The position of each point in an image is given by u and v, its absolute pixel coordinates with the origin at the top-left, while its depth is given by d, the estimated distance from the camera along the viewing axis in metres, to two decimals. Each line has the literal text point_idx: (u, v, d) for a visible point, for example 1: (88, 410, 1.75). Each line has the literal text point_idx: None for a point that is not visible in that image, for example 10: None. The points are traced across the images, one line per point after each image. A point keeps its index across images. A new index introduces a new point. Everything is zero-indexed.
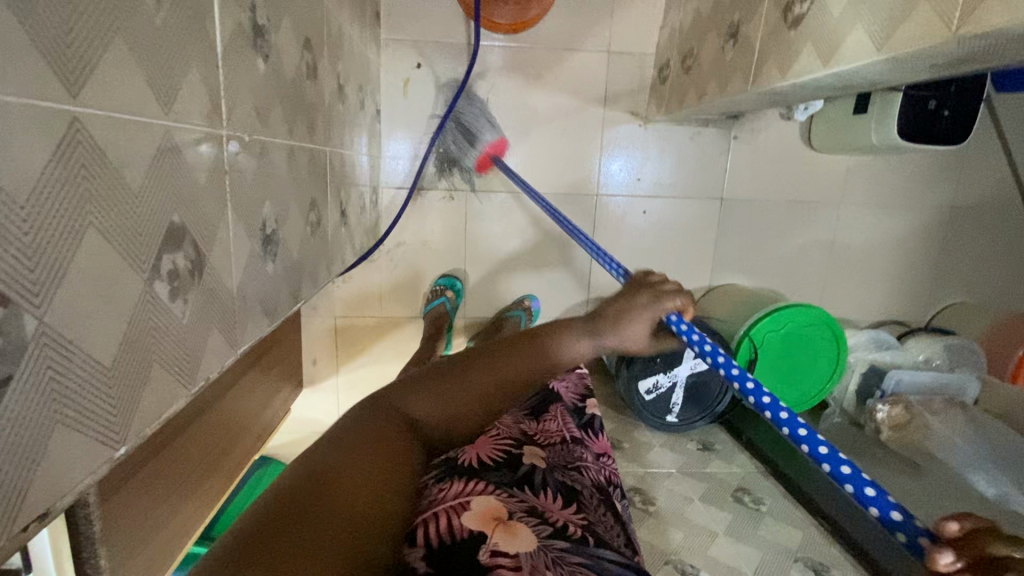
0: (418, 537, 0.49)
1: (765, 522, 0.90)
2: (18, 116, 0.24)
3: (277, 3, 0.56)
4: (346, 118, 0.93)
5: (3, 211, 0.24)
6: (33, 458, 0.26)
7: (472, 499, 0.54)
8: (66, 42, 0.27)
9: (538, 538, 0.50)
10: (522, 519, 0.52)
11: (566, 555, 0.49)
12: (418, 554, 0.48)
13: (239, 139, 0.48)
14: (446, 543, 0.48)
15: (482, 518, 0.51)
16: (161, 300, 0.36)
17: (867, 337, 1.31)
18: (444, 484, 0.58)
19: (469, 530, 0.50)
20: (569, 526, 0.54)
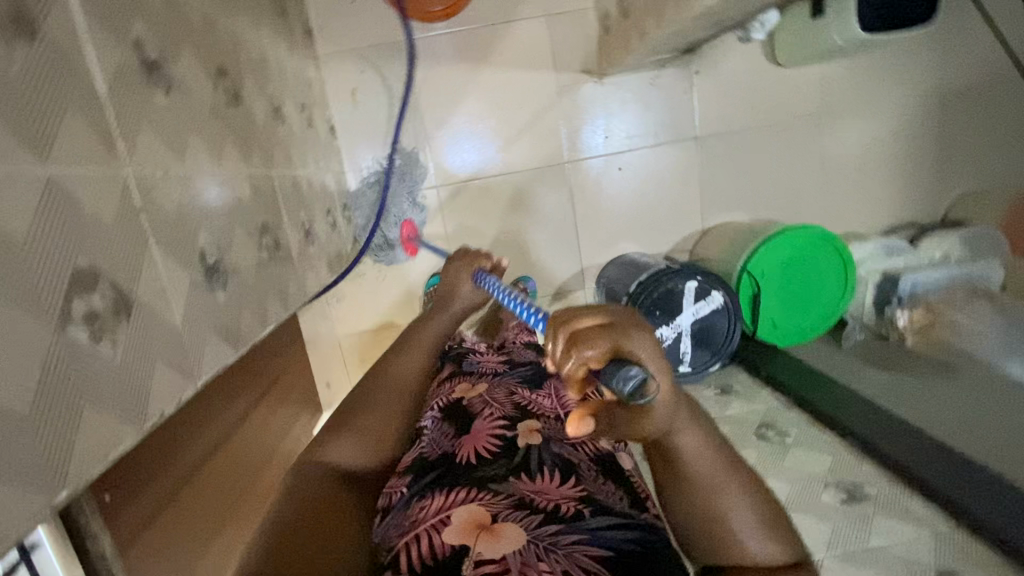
0: (403, 561, 0.55)
1: (793, 452, 0.87)
2: None
3: (172, 36, 0.56)
4: (293, 139, 0.93)
5: None
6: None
7: (452, 513, 0.59)
8: None
9: (522, 535, 0.54)
10: (508, 519, 0.56)
11: (558, 539, 0.54)
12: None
13: (151, 176, 0.48)
14: (430, 566, 0.54)
15: (463, 531, 0.56)
16: (79, 343, 0.37)
17: (876, 246, 1.26)
18: (427, 501, 0.62)
19: (451, 548, 0.55)
20: (560, 507, 0.59)
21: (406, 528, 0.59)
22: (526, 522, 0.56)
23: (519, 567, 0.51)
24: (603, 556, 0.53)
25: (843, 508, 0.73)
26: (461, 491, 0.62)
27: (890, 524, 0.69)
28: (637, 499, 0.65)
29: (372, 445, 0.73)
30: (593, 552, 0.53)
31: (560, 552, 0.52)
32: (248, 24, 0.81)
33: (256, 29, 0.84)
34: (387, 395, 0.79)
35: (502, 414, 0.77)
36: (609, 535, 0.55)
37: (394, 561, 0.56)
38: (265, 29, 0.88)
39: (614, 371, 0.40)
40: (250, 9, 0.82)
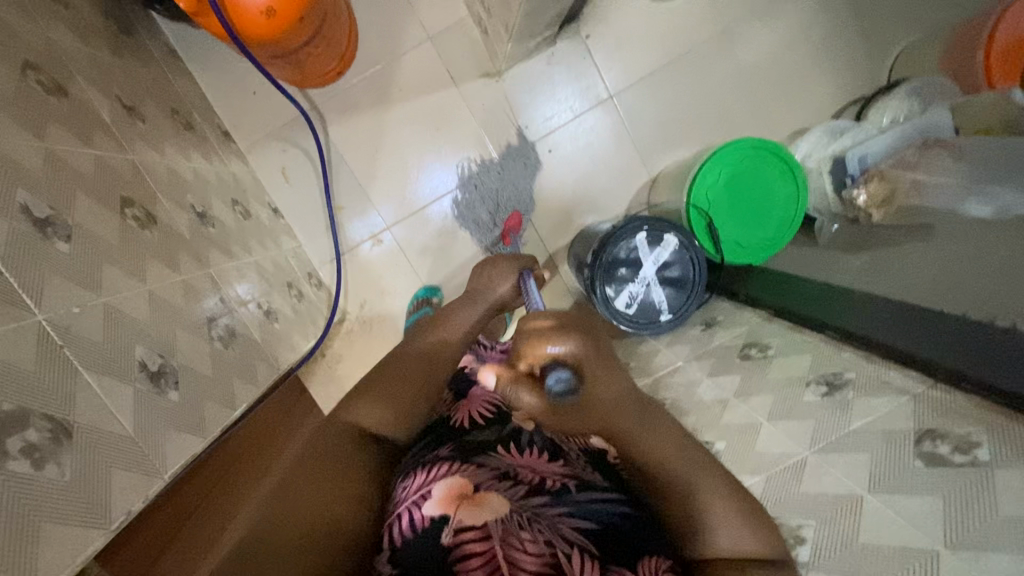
0: (391, 538, 0.55)
1: (774, 363, 0.86)
2: None
3: (60, 188, 0.63)
4: (229, 235, 1.00)
5: None
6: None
7: (433, 486, 0.57)
8: None
9: (509, 503, 0.55)
10: (492, 488, 0.57)
11: (543, 511, 0.56)
12: (386, 556, 0.54)
13: (66, 315, 0.55)
14: (413, 540, 0.53)
15: (445, 501, 0.55)
16: (23, 474, 0.43)
17: (817, 133, 1.25)
18: (410, 479, 0.61)
19: (433, 519, 0.54)
20: (547, 481, 0.60)
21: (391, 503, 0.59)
22: (511, 492, 0.57)
23: (501, 535, 0.51)
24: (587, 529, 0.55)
25: (821, 401, 0.72)
26: (442, 463, 0.61)
27: (867, 400, 0.68)
28: (620, 481, 0.67)
29: (398, 408, 0.70)
30: (577, 525, 0.55)
31: (543, 523, 0.54)
32: (148, 150, 0.88)
33: (158, 151, 0.91)
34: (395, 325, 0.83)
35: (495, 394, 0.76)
36: (592, 509, 0.58)
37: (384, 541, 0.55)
38: (170, 148, 0.96)
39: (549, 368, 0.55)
40: (149, 137, 0.90)
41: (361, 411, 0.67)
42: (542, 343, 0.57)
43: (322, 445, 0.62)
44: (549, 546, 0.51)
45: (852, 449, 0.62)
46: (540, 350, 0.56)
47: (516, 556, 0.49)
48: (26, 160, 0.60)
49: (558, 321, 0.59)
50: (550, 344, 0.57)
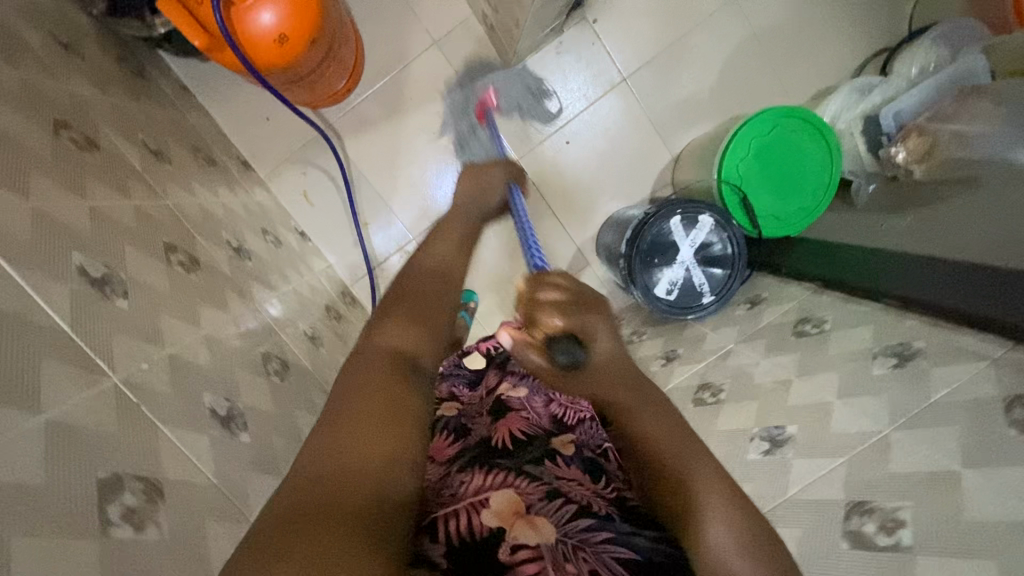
0: (439, 531, 0.51)
1: (834, 337, 0.84)
2: None
3: (109, 244, 0.63)
4: (265, 265, 1.00)
5: None
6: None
7: (490, 494, 0.53)
8: None
9: (560, 526, 0.51)
10: (546, 507, 0.52)
11: (596, 537, 0.50)
12: (440, 549, 0.50)
13: (136, 372, 0.55)
14: (469, 544, 0.50)
15: (503, 514, 0.51)
16: (127, 539, 0.43)
17: (846, 94, 1.21)
18: (465, 475, 0.57)
19: (488, 527, 0.50)
20: (598, 505, 0.55)
21: (440, 498, 0.55)
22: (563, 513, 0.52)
23: (554, 562, 0.48)
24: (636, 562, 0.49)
25: (893, 373, 0.70)
26: (500, 471, 0.57)
27: (945, 369, 0.65)
28: None
29: (428, 331, 0.54)
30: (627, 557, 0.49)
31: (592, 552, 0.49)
32: (179, 190, 0.88)
33: (188, 190, 0.91)
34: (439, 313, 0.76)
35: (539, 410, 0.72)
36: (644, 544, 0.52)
37: (430, 529, 0.52)
38: (198, 185, 0.96)
39: (559, 347, 0.54)
40: (177, 178, 0.90)
41: (394, 334, 0.52)
42: (552, 315, 0.54)
43: (351, 376, 0.47)
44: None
45: (938, 422, 0.60)
46: (548, 321, 0.55)
47: None
48: (74, 221, 0.60)
49: (572, 294, 0.57)
50: (561, 317, 0.55)
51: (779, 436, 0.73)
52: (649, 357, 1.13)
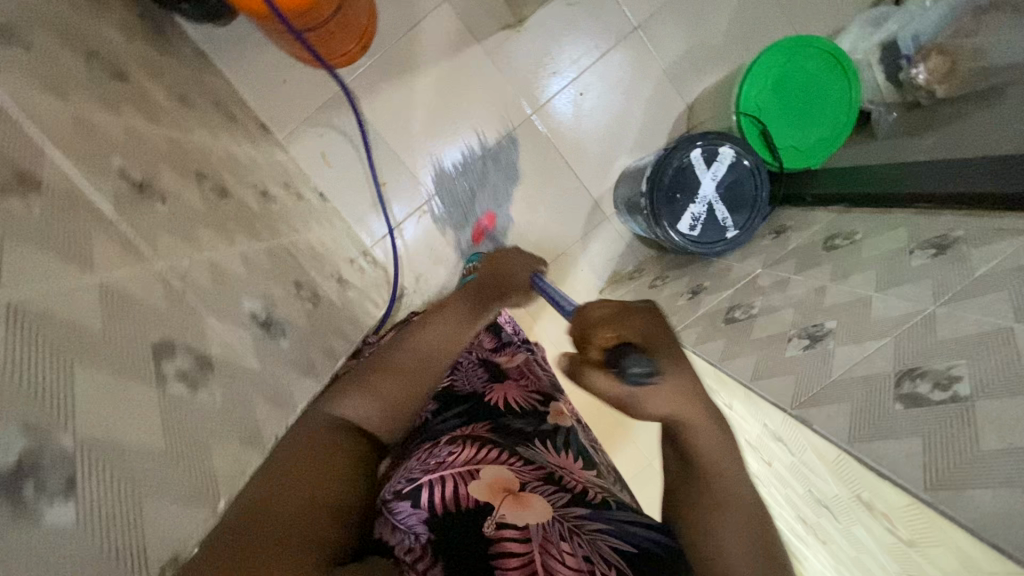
0: (426, 501, 0.57)
1: (866, 244, 0.83)
2: None
3: (145, 158, 0.64)
4: (290, 213, 1.02)
5: (7, 380, 0.31)
6: (139, 525, 0.35)
7: (483, 469, 0.60)
8: None
9: (551, 505, 0.57)
10: (536, 489, 0.59)
11: (583, 522, 0.56)
12: (423, 518, 0.56)
13: (178, 264, 0.55)
14: (454, 513, 0.56)
15: (491, 487, 0.58)
16: (182, 395, 0.44)
17: (861, 24, 1.20)
18: (455, 447, 0.64)
19: (477, 501, 0.57)
20: (588, 492, 0.62)
21: (431, 465, 0.61)
22: (554, 497, 0.59)
23: (541, 540, 0.53)
24: (625, 549, 0.55)
25: (932, 262, 0.69)
26: (491, 448, 0.64)
27: (987, 248, 0.64)
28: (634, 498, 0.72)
29: (385, 408, 0.63)
30: (616, 545, 0.55)
31: (584, 536, 0.55)
32: (207, 134, 0.89)
33: (215, 136, 0.93)
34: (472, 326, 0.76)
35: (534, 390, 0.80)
36: (630, 531, 0.57)
37: (414, 494, 0.58)
38: (223, 135, 0.97)
39: (627, 358, 0.53)
40: (203, 123, 0.92)
41: (352, 407, 0.61)
42: (613, 331, 0.58)
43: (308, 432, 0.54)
44: (585, 564, 0.52)
45: (987, 292, 0.59)
46: (608, 336, 0.57)
47: (552, 563, 0.51)
48: (112, 131, 0.61)
49: (615, 309, 0.61)
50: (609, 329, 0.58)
51: (818, 332, 0.72)
52: (675, 295, 1.13)
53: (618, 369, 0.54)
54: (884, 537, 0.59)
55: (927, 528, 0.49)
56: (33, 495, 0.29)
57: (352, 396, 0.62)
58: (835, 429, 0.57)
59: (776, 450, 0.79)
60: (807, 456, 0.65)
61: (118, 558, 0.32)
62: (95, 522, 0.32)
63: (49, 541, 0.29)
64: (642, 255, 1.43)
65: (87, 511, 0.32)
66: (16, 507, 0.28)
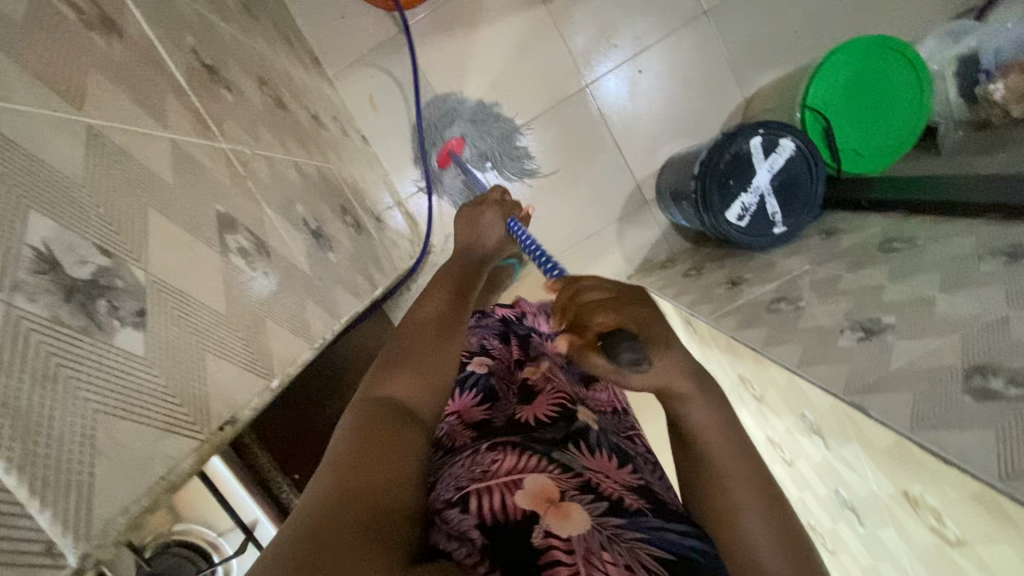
0: (471, 506, 0.53)
1: (928, 248, 0.79)
2: (54, 124, 0.35)
3: (215, 47, 0.62)
4: (336, 143, 0.99)
5: (85, 199, 0.37)
6: (199, 373, 0.43)
7: (524, 477, 0.56)
8: (66, 73, 0.37)
9: (592, 516, 0.52)
10: (576, 497, 0.54)
11: (624, 531, 0.52)
12: (471, 524, 0.52)
13: (239, 151, 0.54)
14: (501, 524, 0.52)
15: (535, 497, 0.54)
16: (238, 267, 0.49)
17: (940, 37, 1.16)
18: (497, 455, 0.60)
19: (523, 510, 0.52)
20: (625, 498, 0.57)
21: (472, 475, 0.57)
22: (594, 506, 0.54)
23: (585, 553, 0.48)
24: (667, 558, 0.51)
25: (1006, 268, 0.66)
26: (531, 455, 0.59)
27: None
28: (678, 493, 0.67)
29: (427, 381, 0.61)
30: (658, 553, 0.51)
31: (625, 544, 0.50)
32: (268, 48, 0.88)
33: (275, 52, 0.91)
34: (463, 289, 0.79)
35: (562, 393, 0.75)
36: (672, 538, 0.53)
37: (460, 502, 0.54)
38: (282, 54, 0.95)
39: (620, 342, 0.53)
40: (264, 36, 0.90)
41: (394, 386, 0.59)
42: (613, 317, 0.56)
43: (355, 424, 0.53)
44: (628, 573, 0.48)
45: None
46: (604, 320, 0.56)
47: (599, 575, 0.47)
48: (188, 12, 0.60)
49: (614, 294, 0.59)
50: (605, 312, 0.57)
51: (874, 326, 0.69)
52: (712, 284, 1.10)
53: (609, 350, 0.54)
54: (923, 538, 0.57)
55: (990, 518, 0.46)
56: (109, 315, 0.37)
57: (391, 377, 0.60)
58: (894, 417, 0.54)
59: (807, 446, 0.77)
60: (851, 448, 0.63)
61: (178, 392, 0.41)
62: (156, 351, 0.40)
63: (121, 358, 0.38)
64: (677, 245, 1.39)
65: (153, 341, 0.40)
66: (92, 319, 0.36)
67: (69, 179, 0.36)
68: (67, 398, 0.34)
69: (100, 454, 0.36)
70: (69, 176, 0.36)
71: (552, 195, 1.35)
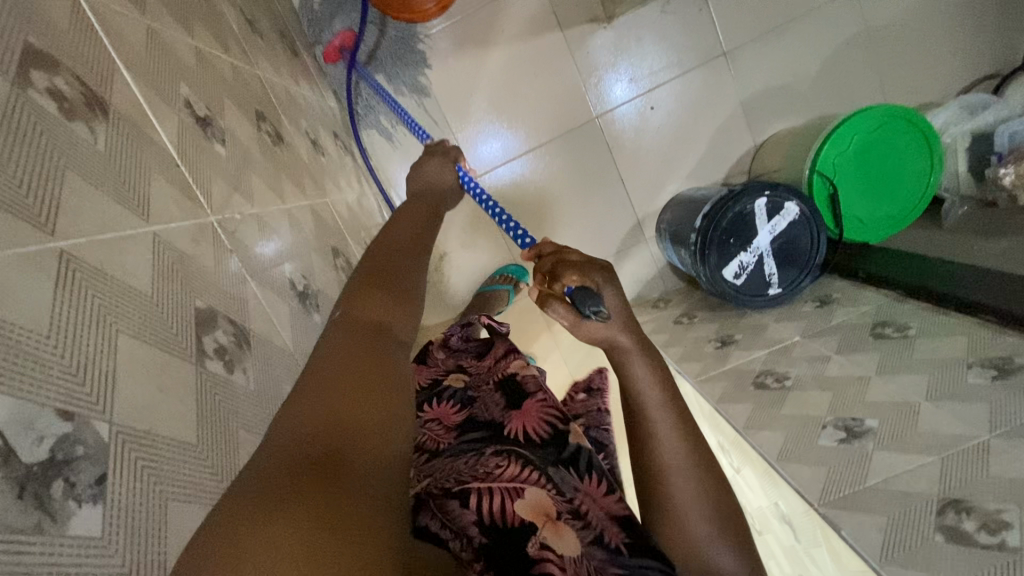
0: (471, 502, 0.51)
1: (920, 343, 0.79)
2: (10, 264, 0.28)
3: (212, 91, 0.59)
4: (335, 166, 0.97)
5: (37, 343, 0.27)
6: (161, 538, 0.30)
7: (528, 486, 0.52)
8: (29, 191, 0.31)
9: (585, 542, 0.50)
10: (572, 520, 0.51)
11: (609, 565, 0.49)
12: (472, 521, 0.50)
13: (229, 219, 0.51)
14: (501, 528, 0.49)
15: (534, 510, 0.50)
16: (218, 374, 0.40)
17: (957, 108, 1.15)
18: (501, 458, 0.55)
19: (520, 520, 0.50)
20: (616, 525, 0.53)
21: (473, 474, 0.54)
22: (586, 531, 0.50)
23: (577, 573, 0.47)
24: None
25: (994, 384, 0.65)
26: (532, 463, 0.55)
27: None
28: None
29: (401, 311, 0.49)
30: None
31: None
32: (270, 68, 0.84)
33: (277, 71, 0.87)
34: (426, 227, 0.66)
35: (556, 404, 0.66)
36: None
37: (461, 495, 0.52)
38: (285, 71, 0.91)
39: (586, 297, 0.52)
40: (267, 55, 0.86)
41: (371, 309, 0.47)
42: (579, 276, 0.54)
43: (328, 352, 0.41)
44: None
45: None
46: (573, 277, 0.54)
47: None
48: (186, 56, 0.56)
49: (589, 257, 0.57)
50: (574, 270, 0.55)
51: (856, 427, 0.69)
52: (702, 338, 1.10)
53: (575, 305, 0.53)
54: None
55: None
56: (61, 494, 0.26)
57: (364, 300, 0.48)
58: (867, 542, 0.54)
59: (776, 528, 0.77)
60: (819, 552, 0.63)
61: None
62: (118, 526, 0.28)
63: (75, 552, 0.25)
64: (671, 284, 1.39)
65: (114, 515, 0.28)
66: (42, 509, 0.25)
67: (20, 326, 0.27)
68: None
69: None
70: (21, 323, 0.27)
71: (552, 224, 1.33)
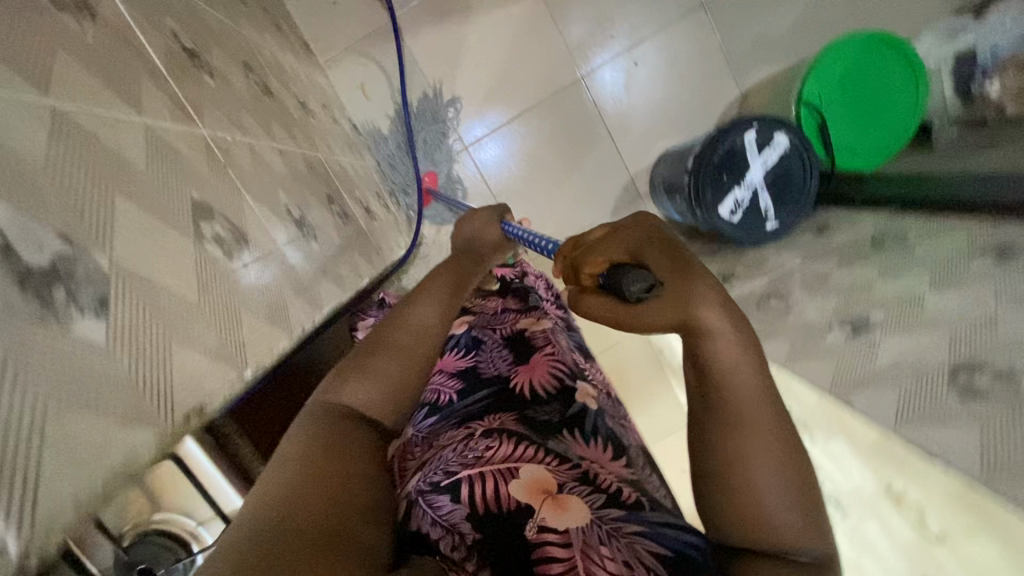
0: (463, 494, 0.49)
1: (918, 245, 0.79)
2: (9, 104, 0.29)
3: (200, 32, 0.61)
4: (326, 131, 0.98)
5: (39, 174, 0.30)
6: (165, 367, 0.36)
7: (522, 466, 0.51)
8: (24, 49, 0.32)
9: (590, 509, 0.47)
10: (574, 490, 0.49)
11: (621, 525, 0.46)
12: (463, 514, 0.47)
13: (220, 138, 0.52)
14: (496, 512, 0.47)
15: (532, 490, 0.49)
16: (219, 257, 0.44)
17: (938, 34, 1.16)
18: (493, 440, 0.54)
19: (517, 502, 0.48)
20: (622, 489, 0.51)
21: (466, 459, 0.52)
22: (591, 498, 0.49)
23: (582, 545, 0.45)
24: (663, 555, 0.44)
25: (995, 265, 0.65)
26: (528, 442, 0.54)
27: None
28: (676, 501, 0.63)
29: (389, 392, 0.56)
30: (656, 550, 0.44)
31: (623, 539, 0.45)
32: (256, 33, 0.86)
33: (264, 38, 0.89)
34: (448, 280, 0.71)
35: (563, 361, 0.71)
36: (667, 533, 0.46)
37: (453, 488, 0.49)
38: (271, 40, 0.93)
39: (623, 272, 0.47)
40: (252, 21, 0.88)
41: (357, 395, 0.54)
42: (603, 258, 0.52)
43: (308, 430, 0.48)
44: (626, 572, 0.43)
45: None
46: (600, 263, 0.52)
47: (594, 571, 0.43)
48: None
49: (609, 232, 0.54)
50: (605, 255, 0.52)
51: (860, 323, 0.69)
52: None
53: (614, 287, 0.48)
54: None
55: None
56: (65, 301, 0.30)
57: (351, 383, 0.55)
58: None
59: None
60: None
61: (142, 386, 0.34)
62: (123, 342, 0.33)
63: (80, 351, 0.30)
64: None
65: (117, 332, 0.33)
66: (47, 306, 0.29)
67: (24, 155, 0.29)
68: (18, 391, 0.27)
69: (51, 451, 0.28)
70: (26, 153, 0.29)
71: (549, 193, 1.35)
